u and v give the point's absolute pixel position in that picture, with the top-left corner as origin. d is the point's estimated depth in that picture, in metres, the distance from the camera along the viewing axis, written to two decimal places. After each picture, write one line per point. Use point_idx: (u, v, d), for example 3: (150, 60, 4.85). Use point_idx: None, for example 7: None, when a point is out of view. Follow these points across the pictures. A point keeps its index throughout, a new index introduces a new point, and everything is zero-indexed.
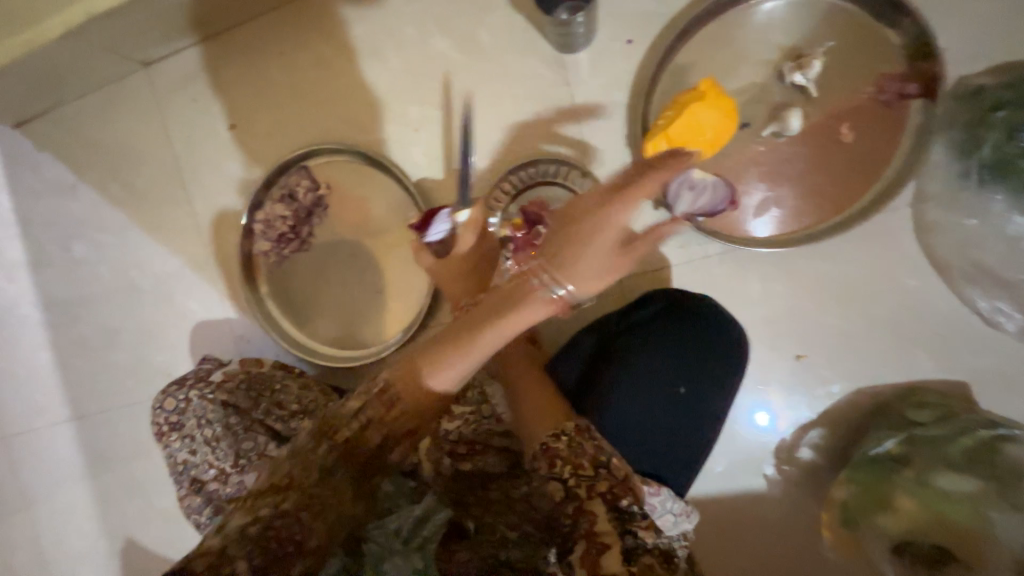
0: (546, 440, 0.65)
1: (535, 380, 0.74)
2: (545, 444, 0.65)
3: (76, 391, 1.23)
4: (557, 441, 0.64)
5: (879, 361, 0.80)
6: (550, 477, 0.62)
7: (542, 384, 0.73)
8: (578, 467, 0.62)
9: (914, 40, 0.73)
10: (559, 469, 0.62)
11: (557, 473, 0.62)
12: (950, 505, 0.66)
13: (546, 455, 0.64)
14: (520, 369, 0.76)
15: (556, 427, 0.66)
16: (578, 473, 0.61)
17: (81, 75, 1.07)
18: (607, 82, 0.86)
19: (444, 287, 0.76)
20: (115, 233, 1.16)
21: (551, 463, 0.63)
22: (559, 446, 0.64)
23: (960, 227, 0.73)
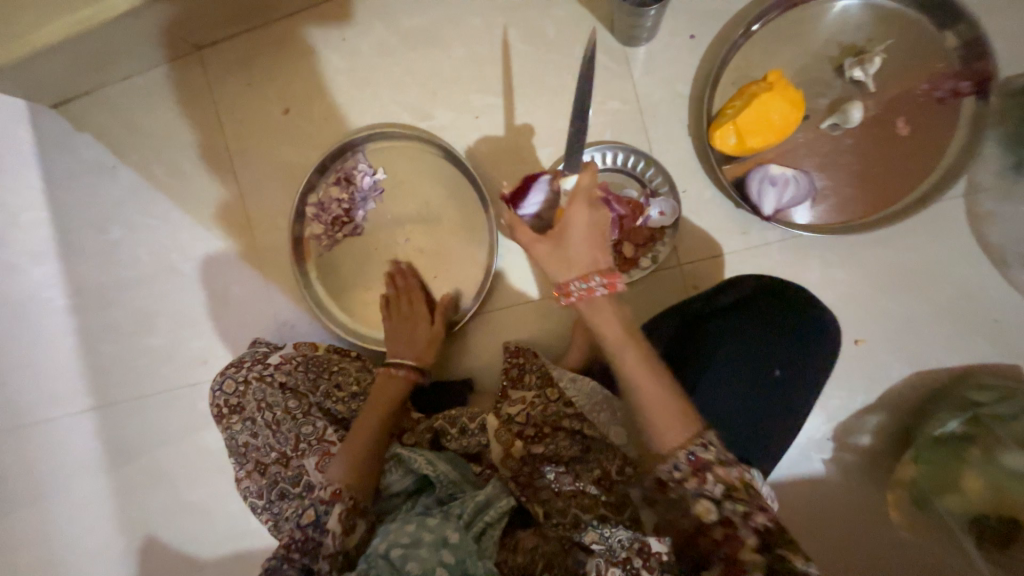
0: (691, 451, 0.58)
1: (658, 385, 0.62)
2: (690, 455, 0.59)
3: (100, 380, 1.19)
4: (705, 451, 0.58)
5: (936, 346, 0.82)
6: (699, 493, 0.58)
7: (666, 387, 0.62)
8: (732, 488, 0.57)
9: (966, 41, 0.78)
10: (709, 488, 0.58)
11: (706, 489, 0.58)
12: (1020, 483, 0.69)
13: (692, 466, 0.58)
14: (637, 368, 0.63)
15: (697, 437, 0.59)
16: (733, 496, 0.57)
17: (133, 56, 1.07)
18: (669, 75, 0.90)
19: (559, 260, 0.69)
20: (155, 216, 1.14)
21: (700, 478, 0.58)
22: (708, 458, 0.58)
23: (1011, 215, 0.79)
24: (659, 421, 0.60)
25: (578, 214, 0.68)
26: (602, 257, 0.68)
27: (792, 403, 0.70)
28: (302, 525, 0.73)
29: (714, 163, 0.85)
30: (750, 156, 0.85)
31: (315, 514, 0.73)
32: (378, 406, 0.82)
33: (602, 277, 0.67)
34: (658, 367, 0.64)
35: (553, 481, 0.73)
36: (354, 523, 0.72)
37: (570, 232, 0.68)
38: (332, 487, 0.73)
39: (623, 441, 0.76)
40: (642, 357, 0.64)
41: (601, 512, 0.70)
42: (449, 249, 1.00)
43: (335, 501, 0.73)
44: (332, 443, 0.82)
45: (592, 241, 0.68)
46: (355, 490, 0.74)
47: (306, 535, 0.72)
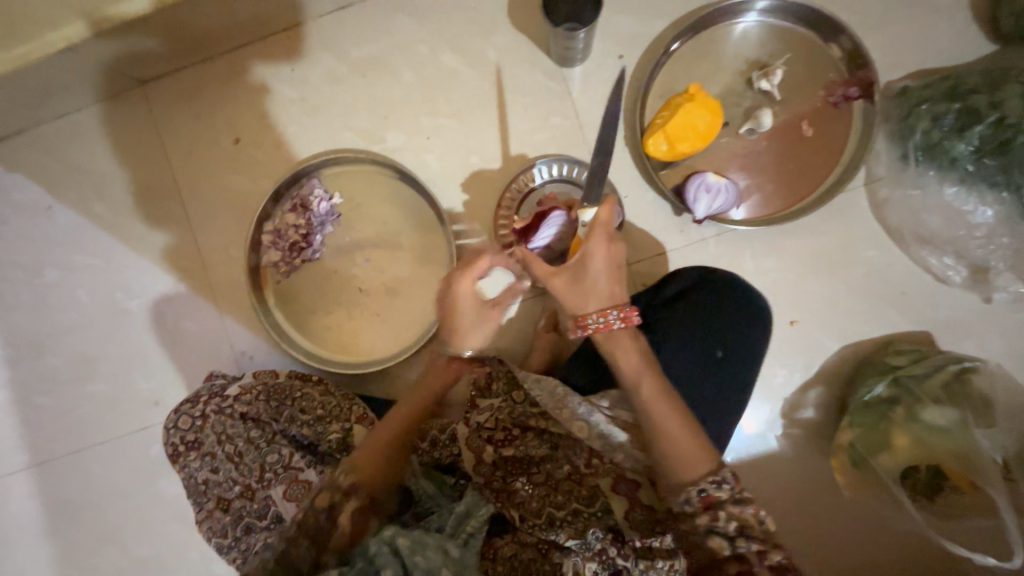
0: (706, 488, 0.63)
1: (675, 419, 0.67)
2: (705, 491, 0.63)
3: (38, 433, 1.10)
4: (719, 489, 0.63)
5: (855, 319, 0.93)
6: (711, 529, 0.62)
7: (683, 423, 0.67)
8: (745, 526, 0.62)
9: (850, 53, 0.90)
10: (722, 523, 0.62)
11: (720, 526, 0.62)
12: (939, 435, 0.77)
13: (705, 502, 0.63)
14: (657, 401, 0.68)
15: (713, 474, 0.64)
16: (746, 535, 0.61)
17: (68, 93, 1.04)
18: (603, 92, 0.98)
19: (571, 289, 0.73)
20: (98, 254, 1.10)
21: (712, 514, 0.63)
22: (720, 495, 0.63)
23: (906, 198, 0.88)
24: (680, 457, 0.65)
25: (600, 250, 0.71)
26: (618, 291, 0.73)
27: (736, 380, 0.77)
28: (315, 508, 0.67)
29: (649, 170, 0.92)
30: (682, 161, 0.93)
31: (329, 500, 0.68)
32: (407, 411, 0.81)
33: (619, 311, 0.71)
34: (676, 400, 0.69)
35: (525, 483, 0.74)
36: (367, 521, 0.67)
37: (587, 268, 0.72)
38: (349, 479, 0.70)
39: (587, 434, 0.78)
40: (658, 388, 0.69)
41: (574, 507, 0.73)
42: (410, 266, 1.02)
43: (350, 495, 0.69)
44: (300, 470, 0.81)
45: (609, 276, 0.73)
46: (372, 488, 0.70)
47: (317, 520, 0.66)
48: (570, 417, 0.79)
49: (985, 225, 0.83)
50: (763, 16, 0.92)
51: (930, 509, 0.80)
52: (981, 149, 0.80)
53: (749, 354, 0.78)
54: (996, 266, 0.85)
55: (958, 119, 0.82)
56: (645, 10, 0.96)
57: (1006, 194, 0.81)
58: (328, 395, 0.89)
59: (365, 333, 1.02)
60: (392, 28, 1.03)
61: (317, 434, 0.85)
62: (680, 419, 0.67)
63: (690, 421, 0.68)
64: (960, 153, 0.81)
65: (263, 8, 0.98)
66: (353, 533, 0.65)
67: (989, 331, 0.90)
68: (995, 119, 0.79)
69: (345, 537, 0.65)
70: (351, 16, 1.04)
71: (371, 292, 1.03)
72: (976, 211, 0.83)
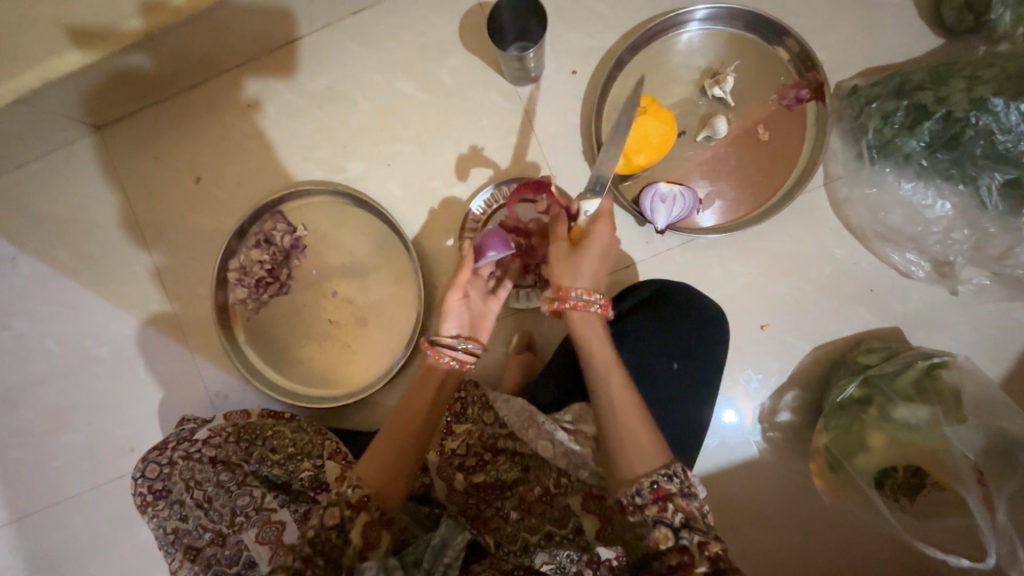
0: (656, 480, 0.60)
1: (637, 414, 0.65)
2: (655, 483, 0.60)
3: (16, 490, 1.08)
4: (670, 482, 0.61)
5: (826, 320, 0.93)
6: (657, 520, 0.59)
7: (644, 415, 0.65)
8: (690, 518, 0.59)
9: (798, 56, 0.91)
10: (669, 515, 0.59)
11: (667, 517, 0.59)
12: (910, 432, 0.77)
13: (654, 494, 0.60)
14: (620, 395, 0.66)
15: (665, 467, 0.61)
16: (691, 527, 0.58)
17: (23, 145, 1.03)
18: (559, 108, 0.98)
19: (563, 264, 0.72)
20: (65, 303, 1.09)
21: (660, 506, 0.60)
22: (670, 488, 0.60)
23: (865, 197, 0.89)
24: (632, 455, 0.62)
25: (601, 234, 0.71)
26: (603, 281, 0.73)
27: (697, 390, 0.78)
28: (327, 525, 0.62)
29: (609, 183, 0.92)
30: (642, 173, 0.93)
31: (340, 517, 0.63)
32: (422, 409, 0.73)
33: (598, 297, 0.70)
34: (636, 398, 0.67)
35: (500, 509, 0.74)
36: (378, 536, 0.64)
37: (591, 243, 0.71)
38: (362, 490, 0.65)
39: (553, 453, 0.74)
40: (625, 383, 0.67)
41: (547, 530, 0.72)
42: (379, 295, 1.01)
43: (362, 508, 0.64)
44: (272, 510, 0.80)
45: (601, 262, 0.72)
46: (383, 500, 0.66)
47: (330, 540, 0.61)
48: (534, 436, 0.75)
49: (944, 219, 0.84)
50: (711, 24, 0.93)
51: (909, 510, 0.78)
52: (932, 144, 0.81)
53: (704, 366, 0.79)
54: (957, 259, 0.87)
55: (908, 115, 0.82)
56: (596, 25, 0.97)
57: (961, 186, 0.81)
58: (300, 432, 0.87)
59: (339, 365, 1.01)
60: (345, 56, 1.03)
61: (288, 473, 0.84)
62: (640, 414, 0.65)
63: (649, 421, 0.65)
64: (913, 149, 0.82)
65: (214, 47, 0.98)
66: (365, 549, 0.62)
67: (957, 323, 0.91)
68: (942, 114, 0.79)
69: (357, 553, 0.61)
70: (305, 49, 1.03)
71: (342, 323, 1.02)
72: (932, 206, 0.84)
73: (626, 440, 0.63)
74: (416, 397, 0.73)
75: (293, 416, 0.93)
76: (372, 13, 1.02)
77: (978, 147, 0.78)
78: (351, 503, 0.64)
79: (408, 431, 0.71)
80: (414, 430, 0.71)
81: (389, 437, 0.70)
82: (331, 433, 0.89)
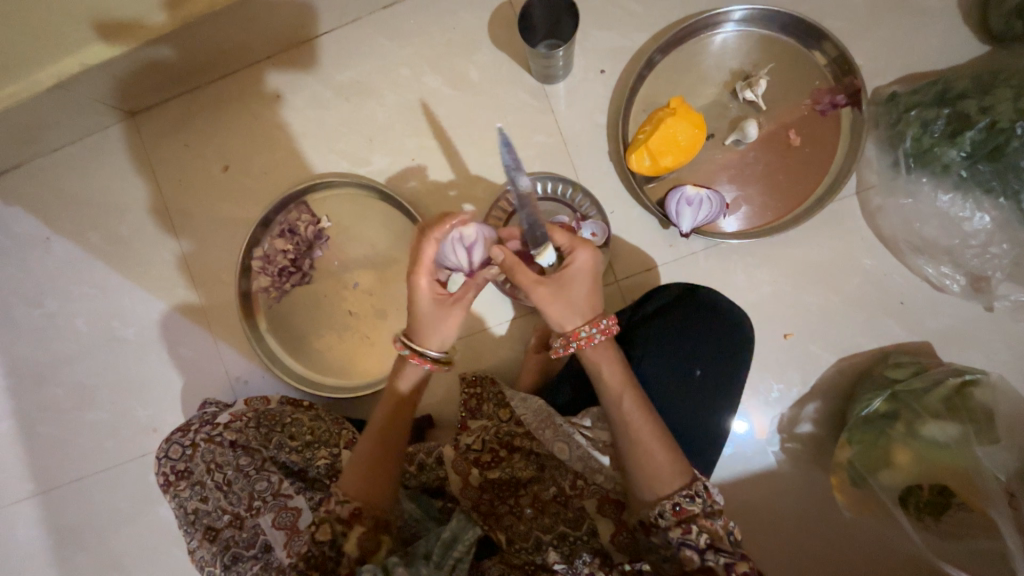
0: (679, 502, 0.63)
1: (654, 432, 0.66)
2: (678, 505, 0.63)
3: (42, 463, 1.12)
4: (692, 503, 0.63)
5: (852, 331, 0.91)
6: (683, 542, 0.62)
7: (660, 434, 0.66)
8: (715, 538, 0.61)
9: (833, 60, 0.89)
10: (694, 536, 0.62)
11: (692, 539, 0.61)
12: (939, 450, 0.75)
13: (678, 516, 0.63)
14: (635, 414, 0.66)
15: (686, 488, 0.63)
16: (716, 548, 0.61)
17: (59, 129, 1.06)
18: (586, 107, 0.97)
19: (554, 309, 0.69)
20: (94, 284, 1.12)
21: (684, 527, 0.62)
22: (693, 509, 0.63)
23: (899, 207, 0.87)
24: (649, 476, 0.64)
25: (575, 266, 0.69)
26: (596, 302, 0.71)
27: (718, 398, 0.77)
28: (320, 540, 0.65)
29: (634, 184, 0.91)
30: (668, 175, 0.92)
31: (332, 532, 0.66)
32: (393, 423, 0.73)
33: (596, 324, 0.69)
34: (651, 414, 0.67)
35: (513, 506, 0.74)
36: (375, 543, 0.66)
37: (572, 276, 0.69)
38: (352, 505, 0.67)
39: (568, 454, 0.74)
40: (641, 402, 0.67)
41: (561, 531, 0.72)
42: (399, 288, 1.02)
43: (354, 522, 0.66)
44: (289, 496, 0.82)
45: (591, 284, 0.70)
46: (376, 509, 0.68)
47: (324, 554, 0.64)
48: (552, 437, 0.74)
49: (981, 233, 0.82)
50: (745, 26, 0.91)
51: (933, 529, 0.75)
52: (974, 154, 0.78)
53: (726, 374, 0.78)
54: (994, 274, 0.84)
55: (949, 124, 0.80)
56: (627, 24, 0.96)
57: (1002, 200, 0.79)
58: (318, 420, 0.89)
59: (357, 355, 1.02)
60: (373, 50, 1.03)
61: (306, 460, 0.85)
62: (657, 434, 0.65)
63: (664, 434, 0.66)
64: (953, 159, 0.80)
65: (248, 38, 0.99)
66: (360, 558, 0.64)
67: (992, 340, 0.88)
68: (985, 124, 0.77)
69: (356, 561, 0.63)
70: (334, 41, 1.04)
71: (361, 315, 1.03)
72: (970, 219, 0.81)
73: (643, 456, 0.65)
74: (388, 411, 0.74)
75: (311, 405, 0.94)
76: (403, 8, 1.02)
77: None
78: (341, 519, 0.66)
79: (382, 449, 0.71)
80: (388, 444, 0.72)
81: (371, 451, 0.71)
82: (348, 423, 0.91)
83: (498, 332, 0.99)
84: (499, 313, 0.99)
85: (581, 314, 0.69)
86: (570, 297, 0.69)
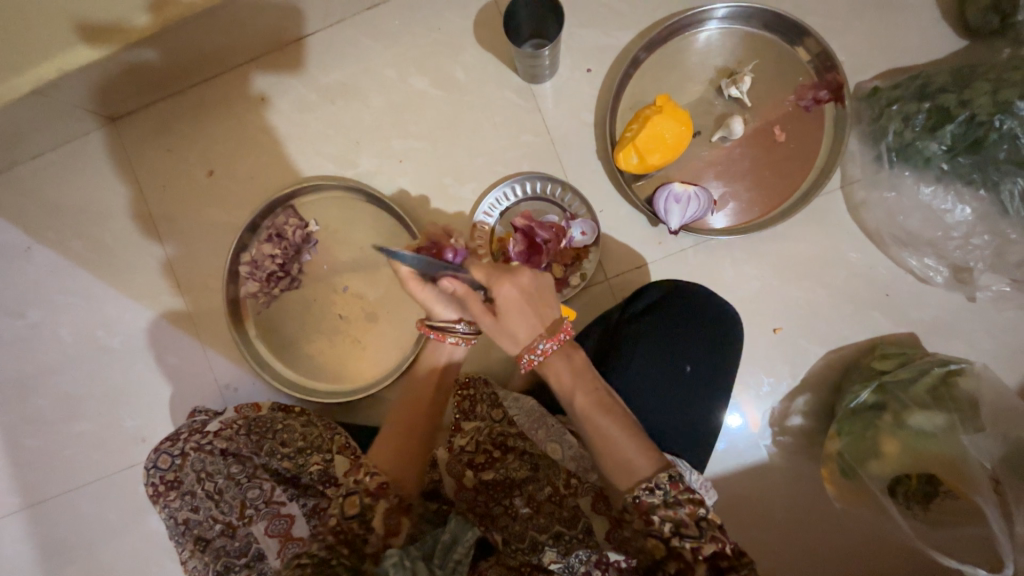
0: (638, 494, 0.60)
1: (616, 427, 0.64)
2: (638, 497, 0.60)
3: (28, 477, 1.10)
4: (652, 495, 0.60)
5: (840, 324, 0.92)
6: (647, 533, 0.60)
7: (627, 430, 0.64)
8: (680, 525, 0.59)
9: (816, 56, 0.90)
10: (658, 527, 0.59)
11: (655, 529, 0.59)
12: (927, 439, 0.76)
13: (638, 509, 0.60)
14: (594, 415, 0.65)
15: (647, 480, 0.61)
16: (681, 534, 0.58)
17: (39, 136, 1.04)
18: (573, 106, 0.97)
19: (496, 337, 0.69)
20: (78, 293, 1.10)
21: (646, 519, 0.60)
22: (653, 501, 0.60)
23: (883, 201, 0.89)
24: (611, 467, 0.63)
25: (505, 299, 0.66)
26: (542, 322, 0.68)
27: (709, 395, 0.78)
28: (348, 514, 0.62)
29: (622, 183, 0.91)
30: (656, 173, 0.93)
31: (360, 504, 0.63)
32: (421, 400, 0.76)
33: (545, 345, 0.67)
34: (614, 410, 0.65)
35: (508, 506, 0.73)
36: (399, 522, 0.64)
37: (503, 311, 0.66)
38: (380, 477, 0.66)
39: (561, 455, 0.75)
40: (597, 400, 0.66)
41: (557, 530, 0.71)
42: (389, 291, 1.01)
43: (381, 495, 0.64)
44: (281, 504, 0.82)
45: (528, 311, 0.67)
46: (401, 487, 0.67)
47: (352, 529, 0.61)
48: (544, 438, 0.77)
49: (963, 224, 0.83)
50: (727, 24, 0.92)
51: (921, 517, 0.78)
52: (954, 147, 0.80)
53: (716, 369, 0.78)
54: (977, 265, 0.85)
55: (930, 118, 0.81)
56: (611, 22, 0.96)
57: (982, 191, 0.80)
58: (310, 426, 0.89)
59: (348, 359, 1.02)
60: (358, 50, 1.03)
61: (298, 467, 0.85)
62: (619, 428, 0.64)
63: (633, 424, 0.65)
64: (934, 152, 0.81)
65: (229, 40, 0.98)
66: (387, 536, 0.62)
67: (976, 330, 0.90)
68: (965, 117, 0.78)
69: (382, 541, 0.62)
70: (318, 43, 1.03)
71: (351, 318, 1.02)
72: (952, 210, 0.83)
73: (605, 445, 0.63)
74: (417, 387, 0.77)
75: (303, 411, 0.94)
76: (387, 9, 1.01)
77: (1002, 151, 0.77)
78: (369, 491, 0.64)
79: (409, 427, 0.72)
80: (418, 421, 0.73)
81: (397, 426, 0.72)
82: (339, 427, 0.91)
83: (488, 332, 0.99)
84: None
85: (522, 341, 0.68)
86: (507, 330, 0.67)
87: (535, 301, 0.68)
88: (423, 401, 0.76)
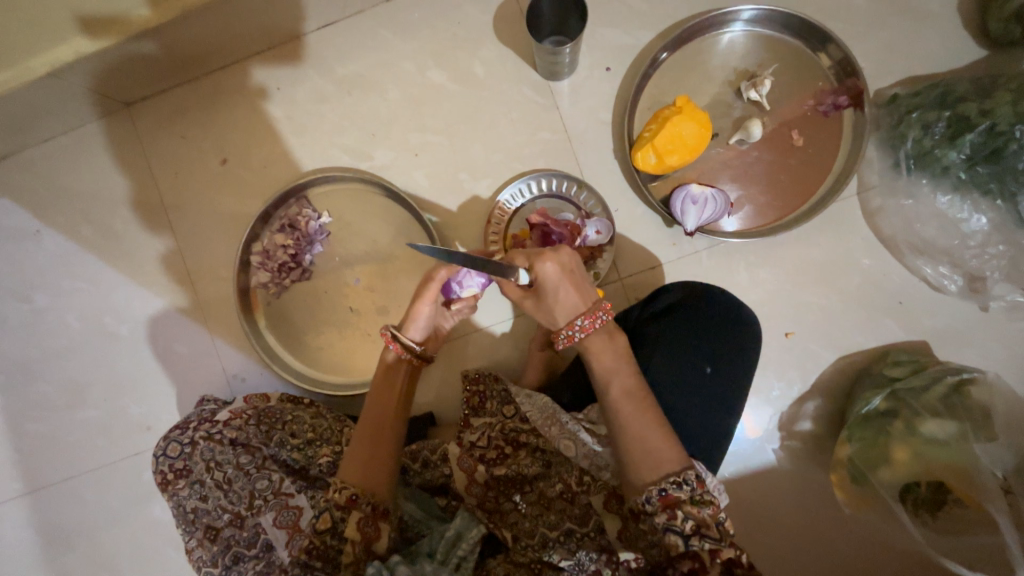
0: (664, 487, 0.60)
1: (649, 414, 0.64)
2: (663, 490, 0.60)
3: (31, 463, 1.09)
4: (680, 489, 0.60)
5: (852, 329, 0.92)
6: (668, 528, 0.59)
7: (659, 423, 0.64)
8: (702, 525, 0.59)
9: (837, 61, 0.90)
10: (680, 522, 0.59)
11: (677, 525, 0.59)
12: (934, 449, 0.77)
13: (664, 502, 0.60)
14: (625, 401, 0.65)
15: (674, 474, 0.61)
16: (702, 534, 0.58)
17: (51, 119, 1.03)
18: (591, 104, 0.97)
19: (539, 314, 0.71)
20: (86, 279, 1.09)
21: (669, 513, 0.59)
22: (680, 495, 0.60)
23: (900, 207, 0.89)
24: (639, 457, 0.62)
25: (545, 277, 0.67)
26: (583, 301, 0.69)
27: (728, 397, 0.77)
28: (320, 529, 0.64)
29: (640, 183, 0.91)
30: (672, 173, 0.93)
31: (332, 519, 0.65)
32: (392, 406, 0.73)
33: (585, 319, 0.68)
34: (646, 400, 0.65)
35: (517, 502, 0.73)
36: (377, 528, 0.64)
37: (542, 288, 0.68)
38: (349, 491, 0.65)
39: (574, 452, 0.73)
40: (633, 387, 0.66)
41: (568, 528, 0.71)
42: (401, 284, 1.01)
43: (352, 507, 0.65)
44: (290, 495, 0.80)
45: (567, 287, 0.68)
46: (373, 495, 0.66)
47: (325, 542, 0.64)
48: (558, 435, 0.74)
49: (978, 234, 0.84)
50: (748, 27, 0.92)
51: (930, 526, 0.77)
52: (973, 156, 0.80)
53: (733, 371, 0.78)
54: (992, 274, 0.86)
55: (949, 126, 0.81)
56: (632, 22, 0.96)
57: (999, 202, 0.81)
58: (320, 419, 0.88)
59: (358, 353, 1.01)
60: (376, 42, 1.02)
61: (307, 459, 0.84)
62: (650, 419, 0.64)
63: (659, 415, 0.65)
64: (953, 161, 0.81)
65: (248, 29, 0.97)
66: (366, 543, 0.63)
67: (989, 339, 0.90)
68: (986, 126, 0.78)
69: (358, 550, 0.62)
70: (335, 33, 1.03)
71: (362, 311, 1.01)
72: (968, 219, 0.84)
73: (626, 431, 0.64)
74: (385, 391, 0.74)
75: (312, 403, 0.93)
76: (407, 2, 1.01)
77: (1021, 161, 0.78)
78: (339, 505, 0.65)
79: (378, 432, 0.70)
80: (388, 422, 0.72)
81: (366, 437, 0.70)
82: (350, 421, 0.90)
83: (496, 330, 0.99)
84: (497, 313, 0.99)
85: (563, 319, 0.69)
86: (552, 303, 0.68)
87: (572, 285, 0.69)
88: (390, 405, 0.73)
